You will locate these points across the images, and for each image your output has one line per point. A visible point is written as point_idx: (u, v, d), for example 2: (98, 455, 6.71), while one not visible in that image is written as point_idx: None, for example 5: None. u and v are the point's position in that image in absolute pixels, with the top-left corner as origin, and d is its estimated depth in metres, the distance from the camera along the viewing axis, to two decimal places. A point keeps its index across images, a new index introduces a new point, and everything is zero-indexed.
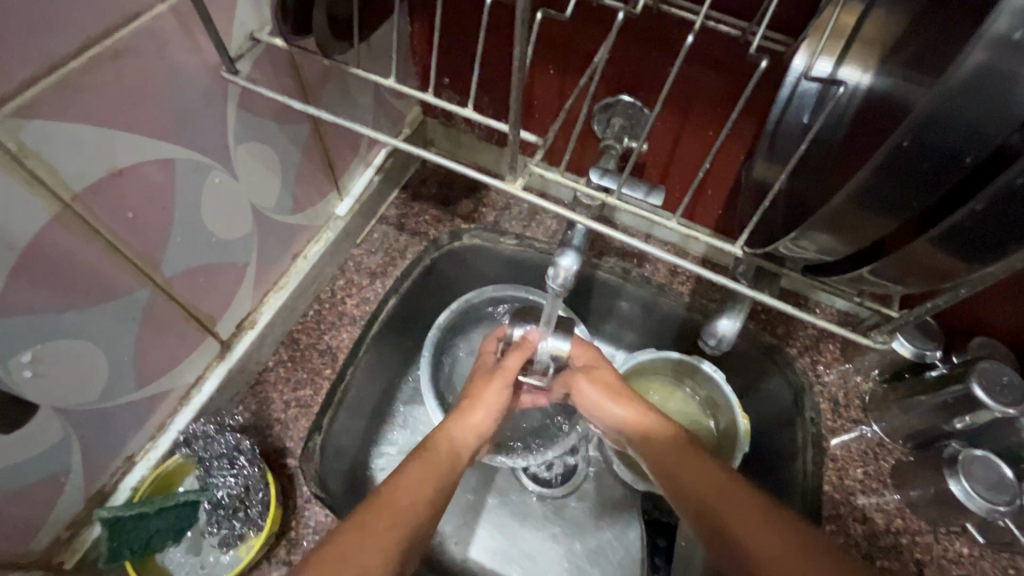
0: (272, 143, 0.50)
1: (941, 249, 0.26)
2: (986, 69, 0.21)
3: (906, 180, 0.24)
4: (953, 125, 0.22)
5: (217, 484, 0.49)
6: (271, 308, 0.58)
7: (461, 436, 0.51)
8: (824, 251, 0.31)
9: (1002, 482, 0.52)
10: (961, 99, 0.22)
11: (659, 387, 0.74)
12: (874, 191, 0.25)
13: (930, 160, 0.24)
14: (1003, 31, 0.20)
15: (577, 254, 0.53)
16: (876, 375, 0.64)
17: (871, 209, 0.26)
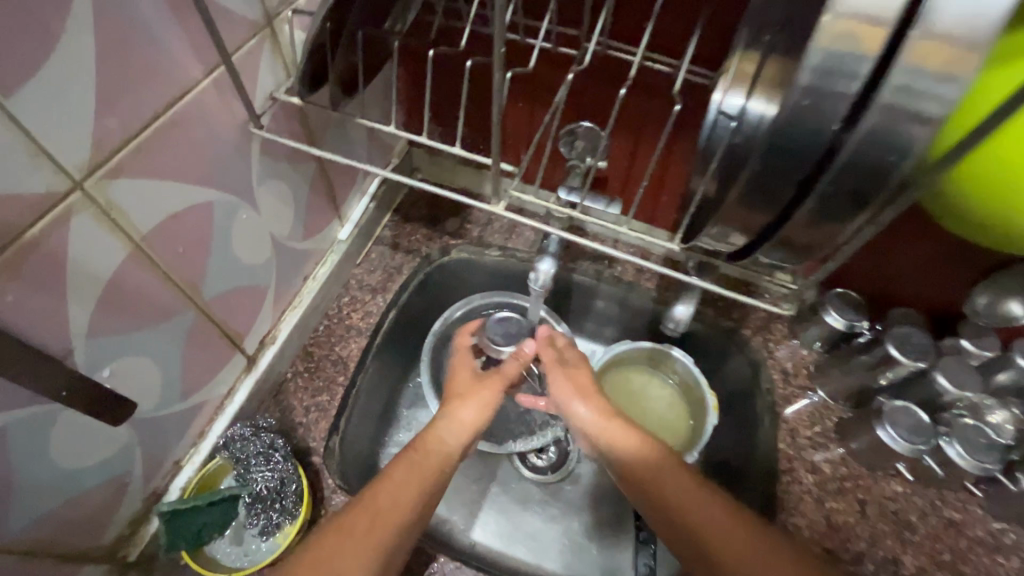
0: (286, 181, 0.58)
1: (810, 226, 0.31)
2: (819, 89, 0.26)
3: (774, 169, 0.29)
4: (801, 128, 0.27)
5: (256, 479, 0.56)
6: (288, 325, 0.66)
7: (450, 437, 0.55)
8: (726, 234, 0.36)
9: (920, 425, 0.62)
10: (795, 114, 0.27)
11: (639, 375, 0.83)
12: (754, 179, 0.30)
13: (781, 159, 0.29)
14: (810, 71, 0.25)
15: (553, 259, 0.62)
16: (819, 346, 0.74)
17: (754, 195, 0.31)
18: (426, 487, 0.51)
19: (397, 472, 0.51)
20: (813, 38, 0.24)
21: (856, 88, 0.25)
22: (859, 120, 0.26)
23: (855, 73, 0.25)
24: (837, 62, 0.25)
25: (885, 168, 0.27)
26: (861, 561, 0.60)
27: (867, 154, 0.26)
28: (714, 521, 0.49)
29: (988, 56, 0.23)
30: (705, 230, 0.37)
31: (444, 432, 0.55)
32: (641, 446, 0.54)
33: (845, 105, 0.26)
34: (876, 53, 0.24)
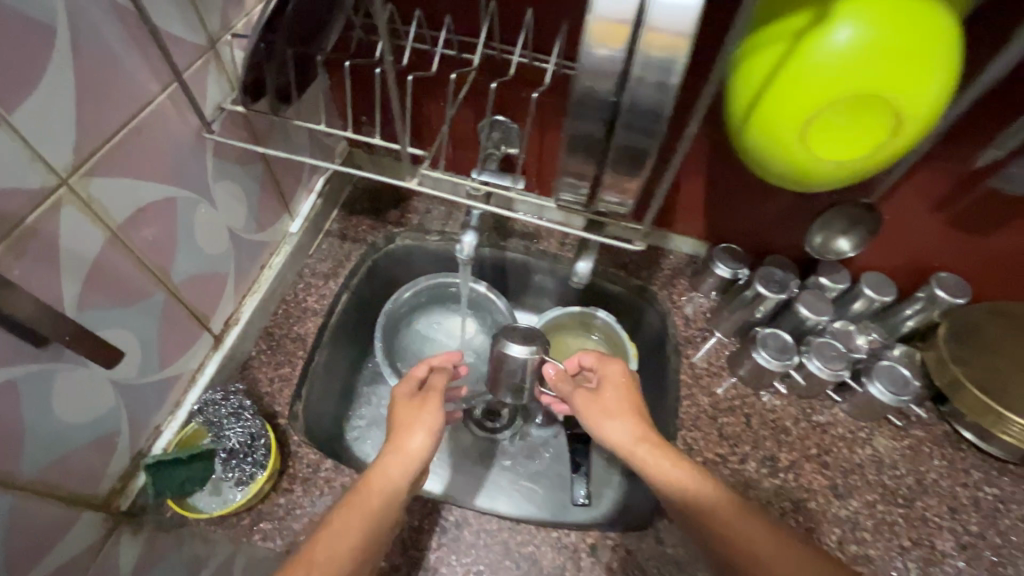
0: (237, 179, 0.67)
1: (623, 174, 0.42)
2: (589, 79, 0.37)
3: (583, 138, 0.40)
4: (591, 93, 0.37)
5: (228, 436, 0.65)
6: (249, 308, 0.76)
7: (393, 469, 0.62)
8: (575, 192, 0.47)
9: (784, 345, 0.75)
10: (584, 83, 0.37)
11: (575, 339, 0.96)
12: (573, 145, 0.41)
13: (584, 120, 0.39)
14: (586, 53, 0.35)
15: (475, 232, 0.72)
16: (715, 294, 0.88)
17: (577, 156, 0.42)
18: (369, 518, 0.57)
19: (342, 516, 0.57)
20: (584, 33, 0.34)
21: (618, 62, 0.35)
22: (626, 87, 0.37)
23: (614, 57, 0.35)
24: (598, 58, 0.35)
25: (652, 120, 0.37)
26: (747, 460, 0.73)
27: (638, 110, 0.37)
28: (746, 523, 0.55)
29: (692, 38, 0.33)
30: (559, 184, 0.47)
31: (391, 464, 0.62)
32: (674, 460, 0.61)
33: (614, 76, 0.36)
34: (623, 47, 0.35)
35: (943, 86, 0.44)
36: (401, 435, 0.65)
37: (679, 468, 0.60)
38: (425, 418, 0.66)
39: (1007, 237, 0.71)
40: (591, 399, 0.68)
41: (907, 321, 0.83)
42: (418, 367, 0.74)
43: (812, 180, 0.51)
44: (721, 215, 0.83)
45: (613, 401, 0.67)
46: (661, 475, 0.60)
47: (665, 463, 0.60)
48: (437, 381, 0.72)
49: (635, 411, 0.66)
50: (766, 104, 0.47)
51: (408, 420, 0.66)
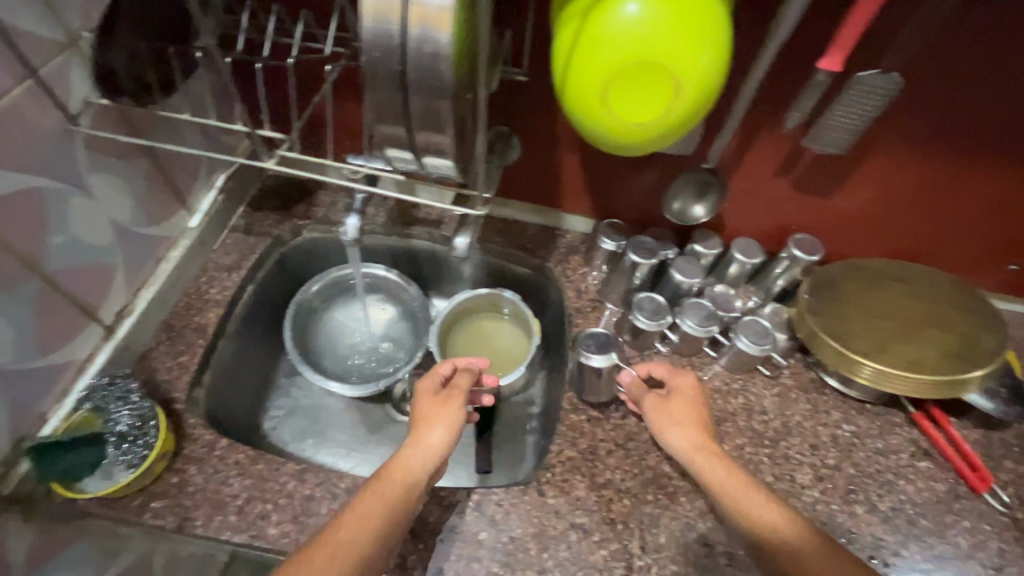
0: (117, 172, 0.70)
1: (430, 137, 0.47)
2: (374, 48, 0.41)
3: (385, 106, 0.45)
4: (379, 64, 0.42)
5: (116, 418, 0.67)
6: (143, 299, 0.78)
7: (416, 459, 0.65)
8: (401, 159, 0.52)
9: (658, 307, 0.81)
10: (370, 56, 0.41)
11: (491, 321, 1.04)
12: (377, 111, 0.46)
13: (378, 92, 0.44)
14: (366, 29, 0.40)
15: (358, 215, 0.77)
16: (604, 267, 0.93)
17: (387, 122, 0.47)
18: (390, 507, 0.60)
19: (364, 504, 0.59)
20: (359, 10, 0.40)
21: (395, 36, 0.40)
22: (407, 61, 0.41)
23: (391, 31, 0.40)
24: (376, 30, 0.40)
25: (435, 86, 0.42)
26: (628, 416, 0.79)
27: (422, 79, 0.42)
28: (808, 542, 0.55)
29: (452, 14, 0.39)
30: (387, 154, 0.52)
31: (411, 457, 0.65)
32: (731, 471, 0.63)
33: (394, 49, 0.41)
34: (393, 20, 0.40)
35: (711, 62, 0.51)
36: (425, 427, 0.68)
37: (751, 485, 0.61)
38: (448, 415, 0.69)
39: (843, 198, 0.79)
40: (658, 400, 0.71)
41: (778, 281, 0.89)
42: (442, 366, 0.77)
43: (619, 145, 0.57)
44: (602, 190, 0.89)
45: (680, 407, 0.69)
46: (713, 479, 0.62)
47: (721, 472, 0.62)
48: (460, 382, 0.75)
49: (698, 421, 0.68)
50: (569, 75, 0.53)
51: (431, 415, 0.69)
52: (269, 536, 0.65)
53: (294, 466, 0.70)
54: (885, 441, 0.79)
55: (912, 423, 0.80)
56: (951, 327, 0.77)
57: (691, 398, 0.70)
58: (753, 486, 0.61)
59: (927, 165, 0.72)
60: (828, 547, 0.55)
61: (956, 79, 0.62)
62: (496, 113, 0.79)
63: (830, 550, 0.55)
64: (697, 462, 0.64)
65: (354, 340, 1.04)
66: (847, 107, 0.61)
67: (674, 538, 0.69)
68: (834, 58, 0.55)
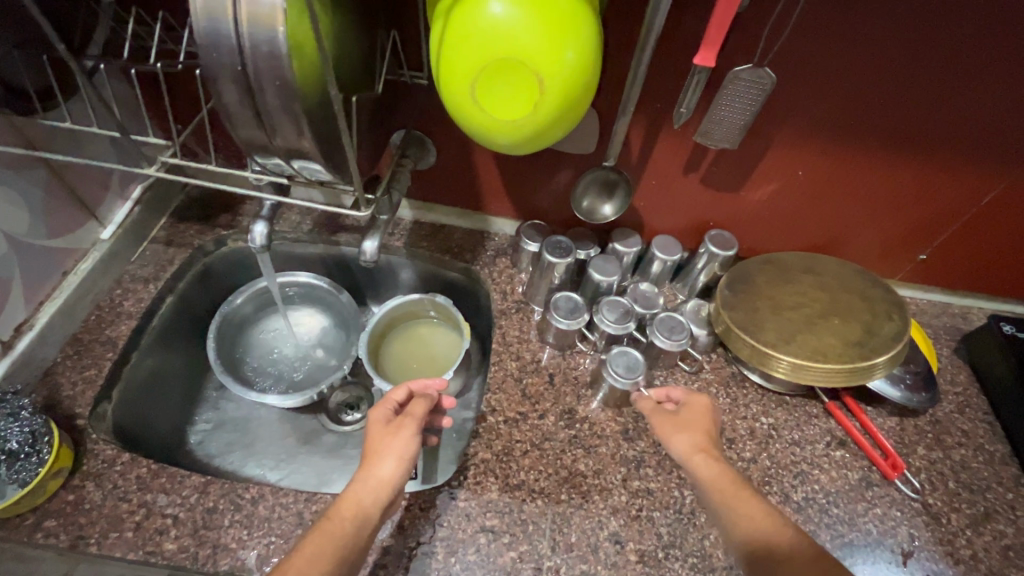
0: (10, 183, 0.69)
1: (287, 136, 0.47)
2: (211, 48, 0.41)
3: (232, 109, 0.45)
4: (218, 65, 0.42)
5: (7, 436, 0.64)
6: (47, 313, 0.76)
7: (367, 495, 0.63)
8: (269, 161, 0.51)
9: (573, 306, 0.82)
10: (208, 56, 0.41)
11: (426, 327, 1.03)
12: (228, 113, 0.45)
13: (223, 92, 0.44)
14: (199, 26, 0.40)
15: (266, 222, 0.76)
16: (529, 268, 0.94)
17: (239, 122, 0.46)
18: (339, 544, 0.59)
19: (312, 549, 0.58)
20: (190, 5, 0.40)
21: (231, 35, 0.40)
22: (247, 61, 0.41)
23: (223, 29, 0.40)
24: (209, 28, 0.40)
25: (279, 86, 0.42)
26: (546, 416, 0.78)
27: (265, 80, 0.42)
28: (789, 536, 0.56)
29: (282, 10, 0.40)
30: (254, 157, 0.51)
31: (361, 492, 0.63)
32: (729, 475, 0.62)
33: (232, 49, 0.41)
34: (225, 16, 0.40)
35: (576, 60, 0.51)
36: (375, 458, 0.66)
37: (745, 488, 0.61)
38: (398, 447, 0.67)
39: (754, 191, 0.81)
40: (667, 417, 0.70)
41: (700, 276, 0.89)
42: (397, 392, 0.75)
43: (499, 142, 0.57)
44: (520, 191, 0.89)
45: (691, 422, 0.69)
46: (715, 488, 0.62)
47: (719, 472, 0.63)
48: (415, 408, 0.72)
49: (708, 440, 0.67)
50: (442, 74, 0.53)
51: (381, 446, 0.67)
52: (166, 551, 0.64)
53: (198, 479, 0.69)
54: (801, 431, 0.79)
55: (828, 413, 0.81)
56: (853, 315, 0.79)
57: (704, 414, 0.70)
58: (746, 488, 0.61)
59: (826, 155, 0.74)
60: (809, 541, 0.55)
61: (837, 69, 0.64)
62: (405, 117, 0.79)
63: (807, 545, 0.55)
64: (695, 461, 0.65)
65: (282, 352, 1.03)
66: (728, 100, 0.64)
67: (585, 537, 0.69)
68: (707, 54, 0.57)
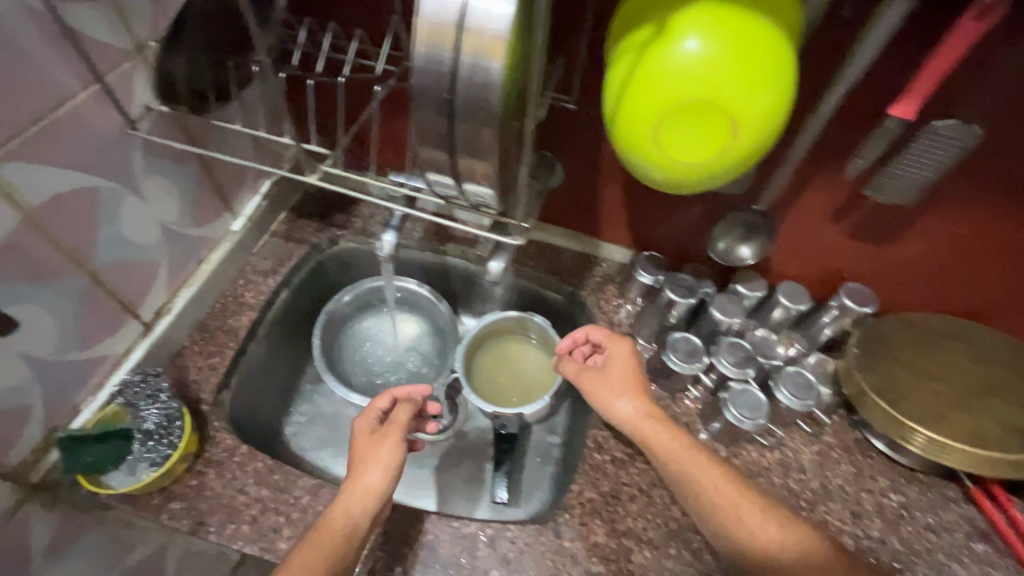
0: (169, 173, 0.72)
1: (472, 163, 0.46)
2: (425, 74, 0.40)
3: (427, 129, 0.44)
4: (425, 90, 0.41)
5: (145, 416, 0.68)
6: (182, 298, 0.79)
7: (355, 504, 0.63)
8: (442, 185, 0.50)
9: (692, 348, 0.78)
10: (419, 82, 0.41)
11: (516, 344, 1.02)
12: (421, 135, 0.45)
13: (422, 116, 0.43)
14: (416, 51, 0.40)
15: (396, 231, 0.76)
16: (639, 300, 0.91)
17: (429, 144, 0.45)
18: (334, 548, 0.59)
19: (304, 557, 0.58)
20: (413, 31, 0.39)
21: (447, 62, 0.40)
22: (456, 90, 0.40)
23: (442, 56, 0.39)
24: (430, 55, 0.40)
25: (482, 115, 0.41)
26: None
27: (470, 109, 0.41)
28: (763, 521, 0.59)
29: (507, 41, 0.38)
30: (426, 177, 0.50)
31: (350, 502, 0.63)
32: (661, 427, 0.66)
33: (445, 76, 0.40)
34: (447, 43, 0.39)
35: (774, 101, 0.48)
36: (360, 468, 0.66)
37: (670, 432, 0.65)
38: (385, 455, 0.67)
39: (905, 249, 0.74)
40: (596, 375, 0.73)
41: (825, 330, 0.84)
42: (380, 399, 0.75)
43: (667, 181, 0.55)
44: (641, 222, 0.87)
45: (617, 376, 0.70)
46: (653, 442, 0.65)
47: (665, 435, 0.65)
48: (398, 415, 0.72)
49: (636, 383, 0.70)
50: (622, 109, 0.51)
51: (366, 455, 0.67)
52: (279, 551, 0.65)
53: (310, 480, 0.70)
54: (936, 516, 0.73)
55: (968, 499, 0.74)
56: (1014, 399, 0.71)
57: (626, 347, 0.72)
58: (670, 430, 0.65)
59: (1002, 227, 0.66)
60: (795, 531, 0.59)
61: None
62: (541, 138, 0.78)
63: (777, 531, 0.59)
64: (608, 403, 0.69)
65: (379, 352, 1.04)
66: (915, 159, 0.59)
67: None
68: (908, 105, 0.51)
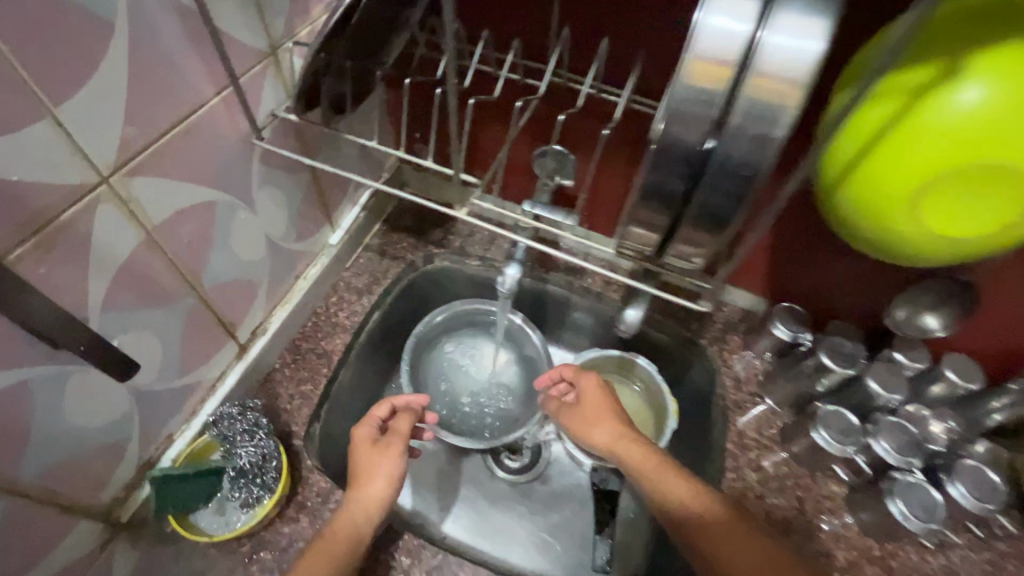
0: (281, 185, 0.65)
1: (700, 230, 0.38)
2: (680, 125, 0.33)
3: (658, 189, 0.36)
4: (675, 141, 0.33)
5: (239, 454, 0.61)
6: (278, 318, 0.73)
7: (359, 516, 0.60)
8: (645, 245, 0.42)
9: (849, 427, 0.67)
10: (669, 130, 0.33)
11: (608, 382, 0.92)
12: (646, 196, 0.37)
13: (660, 171, 0.35)
14: (674, 97, 0.32)
15: (520, 265, 0.69)
16: (769, 356, 0.81)
17: (649, 206, 0.38)
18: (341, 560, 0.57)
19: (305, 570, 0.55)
20: (676, 72, 0.31)
21: (715, 109, 0.32)
22: (720, 141, 0.33)
23: (711, 101, 0.32)
24: (692, 100, 0.32)
25: (746, 174, 0.33)
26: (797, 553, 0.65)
27: (732, 168, 0.33)
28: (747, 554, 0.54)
29: (807, 89, 0.30)
30: (626, 232, 0.42)
31: (354, 515, 0.60)
32: (648, 454, 0.62)
33: (709, 126, 0.33)
34: (724, 86, 0.31)
35: None
36: (364, 480, 0.62)
37: (649, 462, 0.61)
38: (387, 464, 0.63)
39: None
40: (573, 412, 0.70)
41: (994, 414, 0.73)
42: (380, 407, 0.68)
43: (896, 248, 0.45)
44: (784, 271, 0.76)
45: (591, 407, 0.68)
46: (638, 469, 0.62)
47: (641, 459, 0.62)
48: (399, 425, 0.67)
49: (617, 414, 0.67)
50: (861, 163, 0.42)
51: (370, 467, 0.63)
52: None
53: None
54: None
55: None
56: None
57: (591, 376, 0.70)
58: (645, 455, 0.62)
59: None
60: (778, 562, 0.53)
61: None
62: None
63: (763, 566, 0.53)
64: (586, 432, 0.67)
65: (474, 376, 0.91)
66: None
67: None
68: None
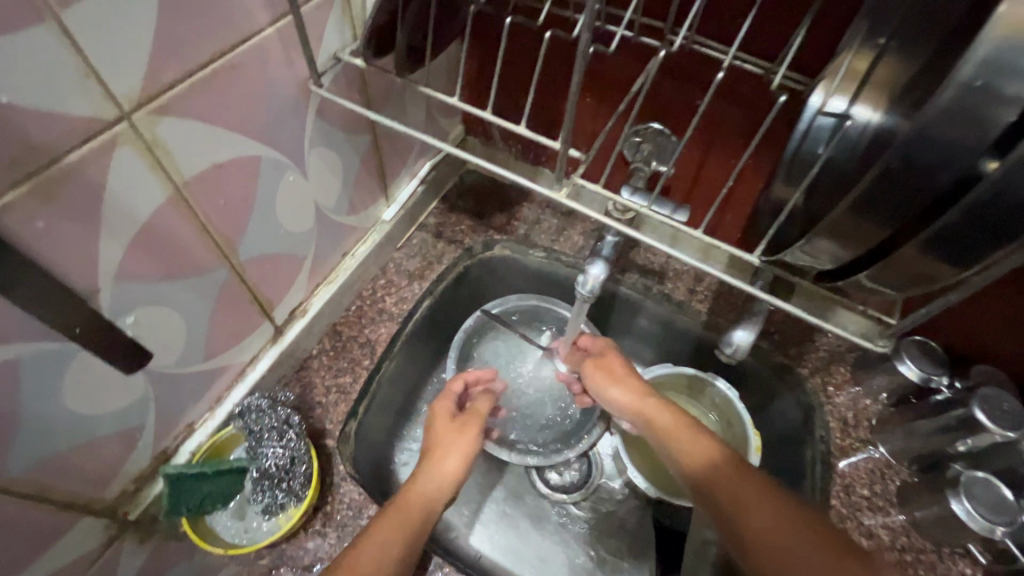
0: (339, 150, 0.55)
1: (933, 253, 0.30)
2: (959, 105, 0.24)
3: (901, 189, 0.28)
4: (933, 148, 0.26)
5: (265, 454, 0.54)
6: (320, 299, 0.64)
7: (436, 486, 0.51)
8: (829, 256, 0.35)
9: (1003, 503, 0.55)
10: (935, 131, 0.25)
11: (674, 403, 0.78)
12: (873, 194, 0.29)
13: (909, 182, 0.27)
14: (971, 76, 0.23)
15: (605, 264, 0.58)
16: (884, 398, 0.67)
17: (868, 212, 0.30)
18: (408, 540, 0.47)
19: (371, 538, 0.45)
20: (986, 29, 0.22)
21: (1007, 117, 0.24)
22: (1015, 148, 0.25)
23: None
24: (1005, 63, 0.23)
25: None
26: None
27: None
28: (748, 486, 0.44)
29: None
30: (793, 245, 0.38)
31: (428, 484, 0.50)
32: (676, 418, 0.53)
33: (996, 130, 0.24)
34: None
35: None
36: (439, 449, 0.54)
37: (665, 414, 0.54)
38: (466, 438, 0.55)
39: None
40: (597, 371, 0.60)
41: None
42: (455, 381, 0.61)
43: None
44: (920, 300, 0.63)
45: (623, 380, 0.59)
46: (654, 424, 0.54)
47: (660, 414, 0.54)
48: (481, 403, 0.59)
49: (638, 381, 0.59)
50: None
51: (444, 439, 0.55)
52: None
53: None
54: None
55: None
56: None
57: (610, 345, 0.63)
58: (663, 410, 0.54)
59: None
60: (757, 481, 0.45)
61: None
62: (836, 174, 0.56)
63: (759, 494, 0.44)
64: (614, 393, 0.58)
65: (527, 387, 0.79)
66: None
67: None
68: None
